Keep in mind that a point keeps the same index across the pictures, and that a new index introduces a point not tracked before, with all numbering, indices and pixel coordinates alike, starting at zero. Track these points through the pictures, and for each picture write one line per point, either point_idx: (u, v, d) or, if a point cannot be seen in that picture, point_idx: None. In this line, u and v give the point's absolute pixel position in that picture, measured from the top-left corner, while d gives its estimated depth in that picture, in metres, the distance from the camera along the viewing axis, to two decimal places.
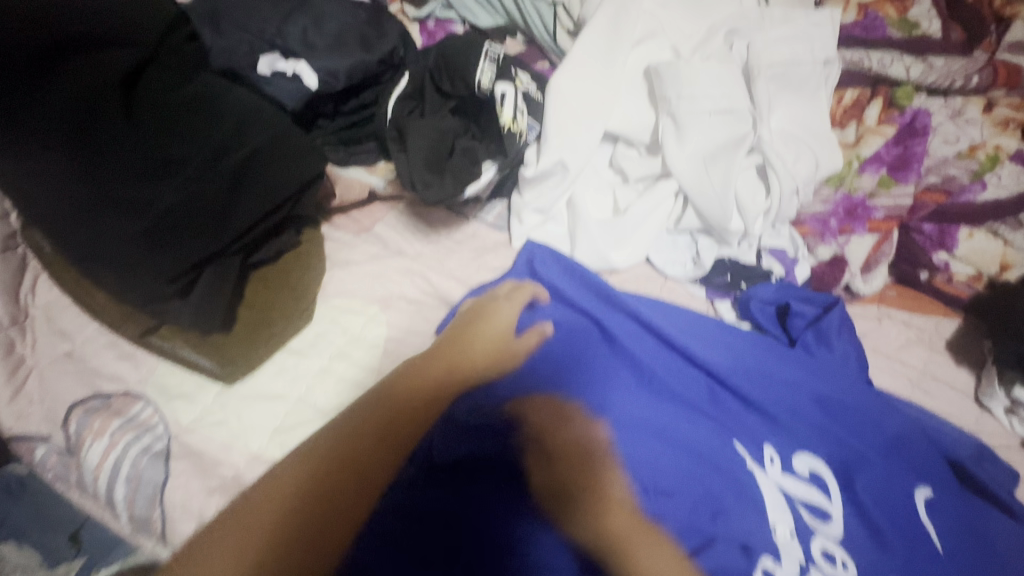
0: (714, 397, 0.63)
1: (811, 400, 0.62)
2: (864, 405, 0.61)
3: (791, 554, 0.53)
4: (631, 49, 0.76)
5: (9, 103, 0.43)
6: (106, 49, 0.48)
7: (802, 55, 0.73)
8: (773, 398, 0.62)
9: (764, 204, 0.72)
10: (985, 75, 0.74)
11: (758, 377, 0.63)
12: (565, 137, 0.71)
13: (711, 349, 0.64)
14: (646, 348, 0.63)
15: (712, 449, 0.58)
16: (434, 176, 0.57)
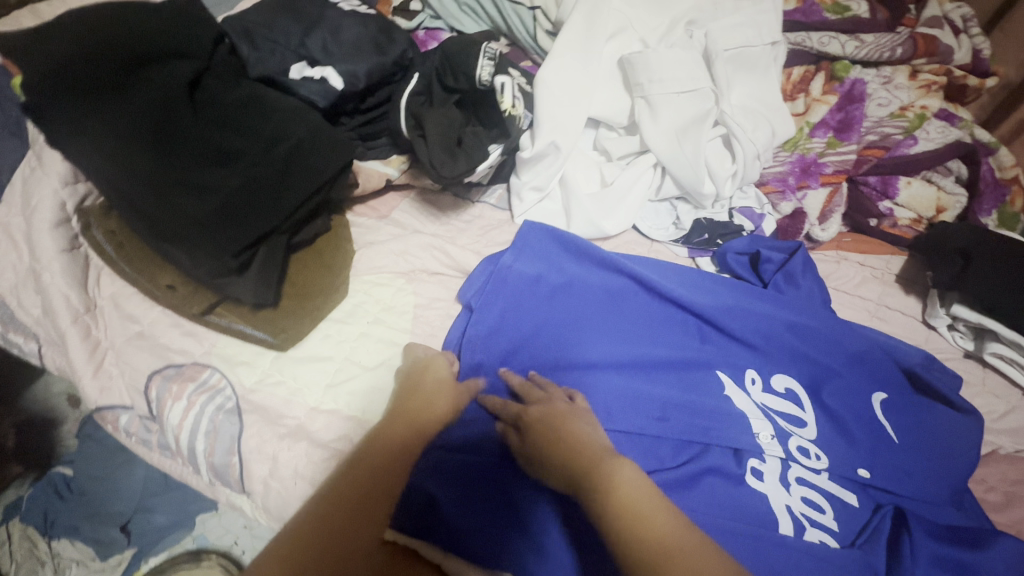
0: (702, 335, 0.71)
1: (784, 328, 0.71)
2: (829, 329, 0.71)
3: (773, 452, 0.62)
4: (606, 43, 0.86)
5: (104, 112, 0.57)
6: (172, 65, 0.61)
7: (752, 38, 0.85)
8: (752, 329, 0.71)
9: (731, 168, 0.83)
10: (908, 48, 0.87)
11: (738, 314, 0.71)
12: (555, 121, 0.80)
13: (696, 295, 0.72)
14: (638, 301, 0.72)
15: (698, 375, 0.67)
16: (449, 158, 0.67)
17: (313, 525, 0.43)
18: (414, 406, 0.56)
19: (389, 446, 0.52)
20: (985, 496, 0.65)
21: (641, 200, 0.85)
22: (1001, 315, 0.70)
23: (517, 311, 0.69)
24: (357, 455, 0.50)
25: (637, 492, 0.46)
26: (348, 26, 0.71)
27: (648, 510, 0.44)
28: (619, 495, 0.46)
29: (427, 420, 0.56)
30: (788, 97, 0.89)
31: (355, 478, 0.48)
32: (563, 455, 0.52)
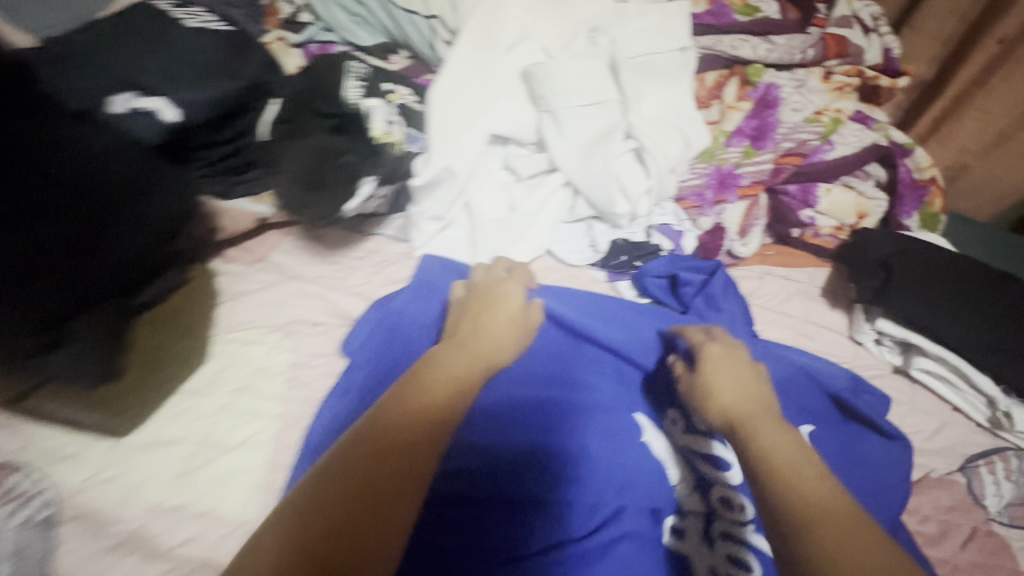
0: (620, 373, 0.64)
1: None
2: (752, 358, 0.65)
3: (689, 508, 0.55)
4: (506, 52, 0.78)
5: None
6: None
7: (659, 45, 0.79)
8: (674, 362, 0.63)
9: (645, 184, 0.77)
10: (819, 49, 0.84)
11: (663, 345, 0.64)
12: (450, 144, 0.73)
13: (611, 326, 0.65)
14: (547, 338, 0.64)
15: (612, 418, 0.59)
16: (314, 193, 0.60)
17: (390, 427, 0.41)
18: (489, 335, 0.53)
19: (414, 413, 0.42)
20: (919, 527, 0.61)
21: (552, 223, 0.80)
22: (924, 330, 0.67)
23: (403, 363, 0.58)
24: (425, 375, 0.46)
25: (783, 443, 0.45)
26: (189, 49, 0.61)
27: (799, 467, 0.43)
28: (770, 452, 0.44)
29: (493, 352, 0.51)
30: (702, 104, 0.84)
31: (420, 399, 0.43)
32: (719, 402, 0.51)
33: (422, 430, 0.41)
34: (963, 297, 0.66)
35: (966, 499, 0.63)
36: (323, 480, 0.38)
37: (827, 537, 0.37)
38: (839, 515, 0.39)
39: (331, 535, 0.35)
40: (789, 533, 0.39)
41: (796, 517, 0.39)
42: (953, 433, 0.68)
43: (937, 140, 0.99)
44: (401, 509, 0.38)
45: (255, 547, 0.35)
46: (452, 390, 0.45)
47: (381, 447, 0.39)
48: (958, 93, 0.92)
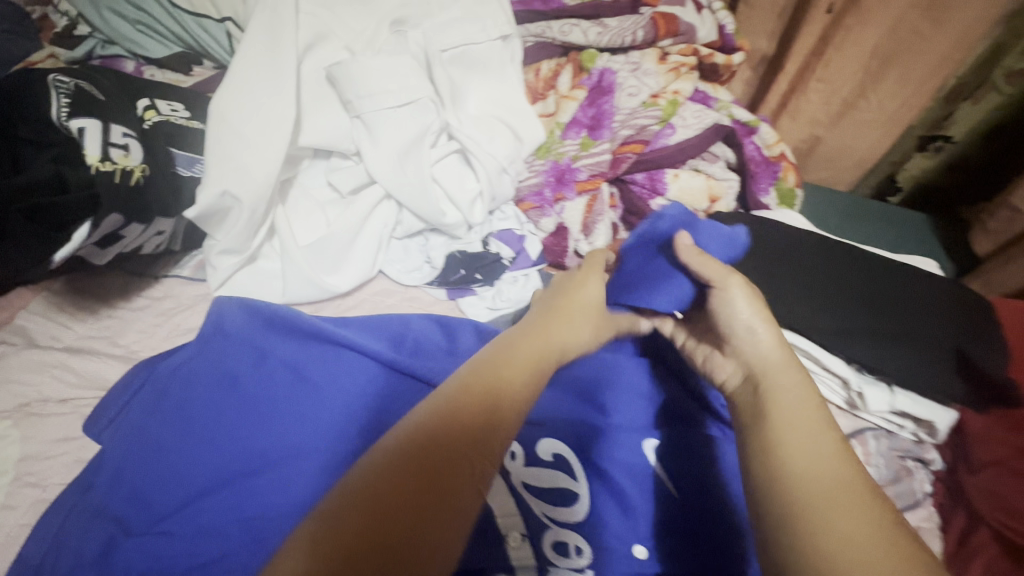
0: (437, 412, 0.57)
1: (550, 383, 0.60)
2: (605, 373, 0.61)
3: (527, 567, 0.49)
4: (304, 54, 0.68)
5: None
6: None
7: (474, 34, 0.72)
8: None
9: (475, 188, 0.70)
10: (649, 29, 0.78)
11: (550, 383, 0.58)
12: (229, 165, 0.61)
13: (427, 361, 0.60)
14: (359, 382, 0.56)
15: None
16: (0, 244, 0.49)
17: (466, 414, 0.40)
18: (555, 327, 0.50)
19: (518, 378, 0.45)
20: None
21: (378, 243, 0.70)
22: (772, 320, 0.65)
23: (179, 434, 0.51)
24: (497, 363, 0.45)
25: (802, 426, 0.39)
26: None
27: (803, 426, 0.39)
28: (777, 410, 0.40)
29: (569, 338, 0.51)
30: (539, 96, 0.79)
31: (507, 380, 0.43)
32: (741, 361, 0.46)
33: (500, 419, 0.41)
34: (803, 280, 0.65)
35: None
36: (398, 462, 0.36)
37: (815, 507, 0.33)
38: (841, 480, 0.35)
39: (406, 517, 0.33)
40: (778, 504, 0.35)
41: (795, 480, 0.35)
42: None
43: (789, 115, 0.98)
44: (463, 508, 0.36)
45: (319, 525, 0.32)
46: (522, 381, 0.44)
47: (449, 454, 0.37)
48: (800, 65, 0.90)
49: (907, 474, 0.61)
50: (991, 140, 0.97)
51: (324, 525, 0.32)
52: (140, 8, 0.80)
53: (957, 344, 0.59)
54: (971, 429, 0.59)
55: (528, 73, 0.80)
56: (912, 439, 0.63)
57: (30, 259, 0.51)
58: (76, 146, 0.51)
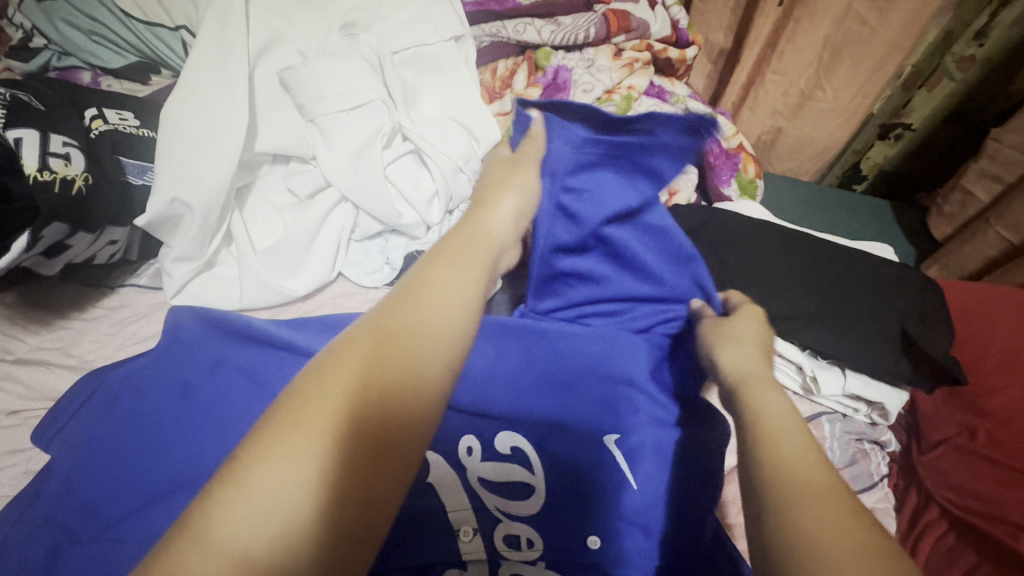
0: None
1: (520, 374, 0.57)
2: (577, 362, 0.57)
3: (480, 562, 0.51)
4: (255, 59, 0.69)
5: None
6: None
7: (426, 35, 0.73)
8: (480, 383, 0.56)
9: (431, 188, 0.71)
10: (601, 27, 0.79)
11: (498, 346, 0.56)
12: (180, 173, 0.62)
13: None
14: None
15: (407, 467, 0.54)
16: None
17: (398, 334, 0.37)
18: (479, 233, 0.50)
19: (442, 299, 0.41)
20: (735, 519, 0.57)
21: (336, 246, 0.70)
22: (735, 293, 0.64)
23: (129, 440, 0.51)
24: (428, 280, 0.42)
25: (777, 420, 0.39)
26: None
27: (789, 435, 0.38)
28: (765, 420, 0.39)
29: (490, 244, 0.51)
30: (496, 95, 0.80)
31: (446, 292, 0.41)
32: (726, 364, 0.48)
33: (441, 339, 0.39)
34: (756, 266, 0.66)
35: None
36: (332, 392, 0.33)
37: (808, 518, 0.31)
38: (834, 492, 0.33)
39: (355, 451, 0.31)
40: (770, 513, 0.32)
41: (786, 488, 0.33)
42: None
43: (749, 107, 1.00)
44: (416, 432, 0.35)
45: (252, 468, 0.30)
46: (462, 298, 0.42)
47: (376, 396, 0.34)
48: (756, 59, 0.92)
49: (863, 457, 0.62)
50: (949, 126, 0.98)
51: (258, 468, 0.29)
52: (93, 18, 0.79)
53: (901, 323, 0.60)
54: (921, 409, 0.63)
55: (485, 73, 0.82)
56: (866, 422, 0.64)
57: None
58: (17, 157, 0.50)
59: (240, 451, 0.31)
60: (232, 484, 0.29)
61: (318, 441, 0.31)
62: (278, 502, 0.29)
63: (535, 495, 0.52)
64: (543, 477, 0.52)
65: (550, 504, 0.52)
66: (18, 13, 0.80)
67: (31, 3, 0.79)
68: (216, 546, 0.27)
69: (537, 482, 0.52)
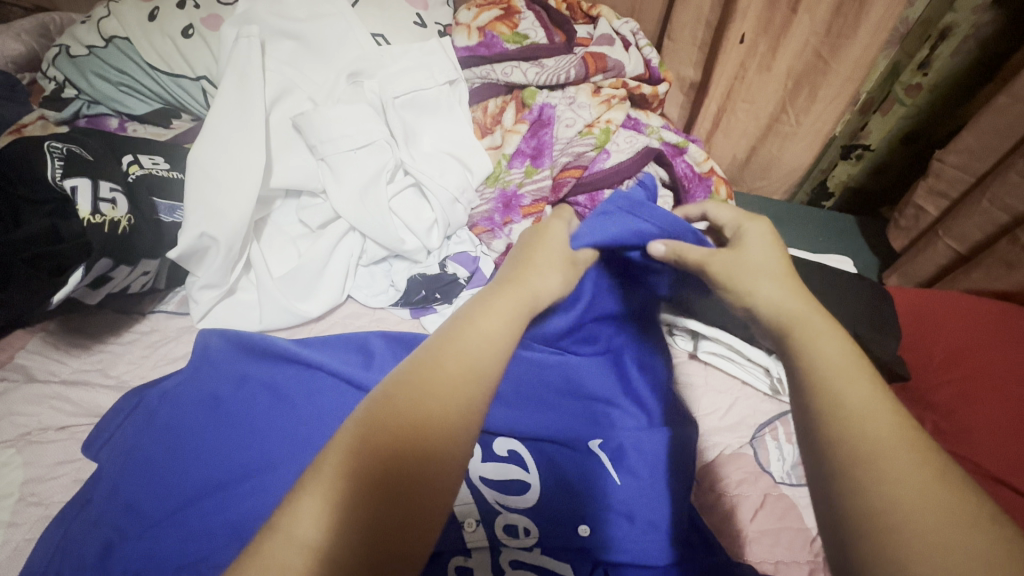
0: None
1: (510, 390, 0.64)
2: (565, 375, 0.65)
3: (482, 549, 0.56)
4: (271, 105, 0.77)
5: None
6: None
7: (423, 81, 0.82)
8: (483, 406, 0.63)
9: (431, 217, 0.79)
10: (580, 68, 0.87)
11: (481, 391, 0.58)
12: (206, 210, 0.69)
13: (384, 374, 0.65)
14: (331, 401, 0.62)
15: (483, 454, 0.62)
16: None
17: (425, 388, 0.39)
18: (519, 282, 0.51)
19: (494, 336, 0.45)
20: (713, 508, 0.63)
21: (346, 271, 0.77)
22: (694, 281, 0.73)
23: (170, 449, 0.57)
24: (464, 327, 0.45)
25: (847, 369, 0.37)
26: None
27: (851, 382, 0.36)
28: (824, 367, 0.38)
29: (535, 293, 0.51)
30: (487, 131, 0.89)
31: (474, 342, 0.43)
32: (766, 297, 0.44)
33: (471, 393, 0.41)
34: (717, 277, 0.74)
35: (756, 470, 0.66)
36: (361, 446, 0.36)
37: (889, 476, 0.31)
38: (908, 443, 0.33)
39: (393, 473, 0.36)
40: (842, 474, 0.33)
41: (856, 445, 0.33)
42: (744, 406, 0.72)
43: (721, 133, 1.09)
44: (445, 483, 0.37)
45: (298, 507, 0.35)
46: (494, 344, 0.44)
47: (423, 423, 0.38)
48: (724, 90, 1.00)
49: None
50: (905, 146, 1.07)
51: (321, 482, 0.35)
52: (121, 71, 0.87)
53: (852, 329, 0.68)
54: None
55: (477, 111, 0.90)
56: None
57: (30, 300, 0.57)
58: (71, 202, 0.59)
59: (314, 466, 0.37)
60: (287, 513, 0.35)
61: (372, 461, 0.36)
62: (327, 509, 0.34)
63: (532, 492, 0.59)
64: (542, 479, 0.59)
65: (545, 497, 0.58)
66: (52, 67, 0.89)
67: (67, 60, 0.88)
68: (281, 544, 0.33)
69: (533, 478, 0.59)
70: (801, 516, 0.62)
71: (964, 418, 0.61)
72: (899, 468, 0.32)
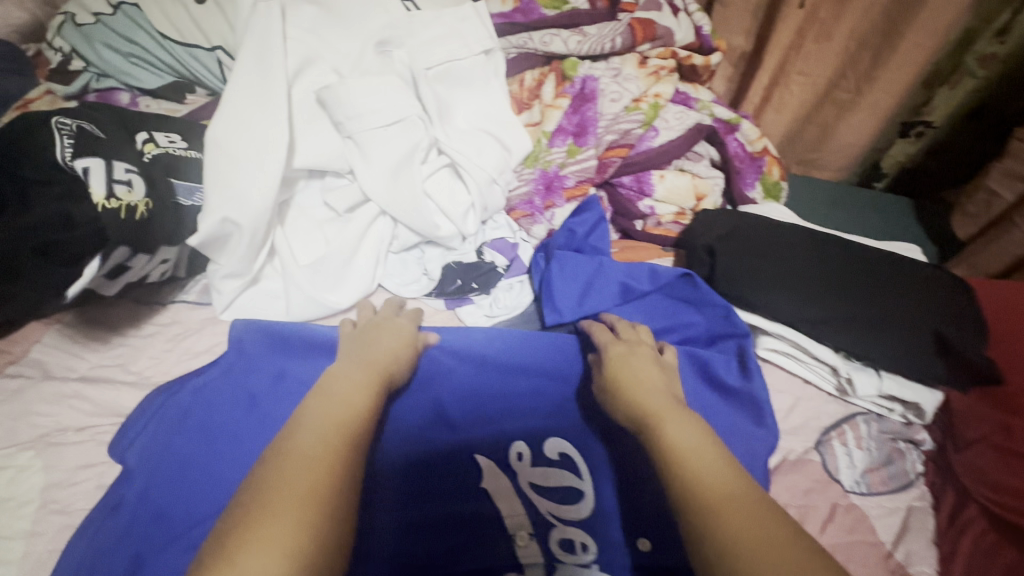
0: (505, 376, 0.63)
1: (554, 381, 0.63)
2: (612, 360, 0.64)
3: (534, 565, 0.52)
4: (293, 78, 0.70)
5: None
6: None
7: (457, 51, 0.75)
8: (530, 396, 0.62)
9: (467, 200, 0.73)
10: (627, 36, 0.80)
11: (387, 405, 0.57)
12: (225, 193, 0.63)
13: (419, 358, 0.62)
14: None
15: (533, 434, 0.59)
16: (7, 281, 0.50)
17: (298, 449, 0.40)
18: (371, 356, 0.55)
19: (348, 394, 0.47)
20: None
21: (376, 259, 0.72)
22: (744, 274, 0.67)
23: (203, 451, 0.54)
24: (313, 399, 0.46)
25: (693, 441, 0.43)
26: None
27: (694, 450, 0.42)
28: (672, 444, 0.43)
29: (385, 367, 0.54)
30: (525, 106, 0.81)
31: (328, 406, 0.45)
32: (633, 399, 0.51)
33: (335, 441, 0.42)
34: (768, 268, 0.67)
35: (824, 479, 0.61)
36: (249, 503, 0.36)
37: (725, 525, 0.36)
38: (743, 495, 0.37)
39: (302, 522, 0.35)
40: (695, 529, 0.37)
41: (706, 498, 0.38)
42: (808, 407, 0.67)
43: (772, 108, 1.01)
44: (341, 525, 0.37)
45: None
46: (349, 402, 0.46)
47: (308, 473, 0.38)
48: (778, 61, 0.92)
49: (899, 455, 0.64)
50: (970, 124, 0.99)
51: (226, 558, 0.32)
52: (132, 41, 0.81)
53: (936, 327, 0.62)
54: (955, 409, 0.64)
55: (512, 84, 0.82)
56: (901, 422, 0.66)
57: (39, 293, 0.53)
58: (83, 184, 0.54)
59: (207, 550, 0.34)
60: None
61: (262, 517, 0.34)
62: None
63: (587, 502, 0.55)
64: (604, 489, 0.55)
65: (601, 509, 0.54)
66: (58, 38, 0.83)
67: (73, 29, 0.81)
68: None
69: (588, 487, 0.56)
70: (874, 528, 0.58)
71: None
72: (736, 515, 0.36)
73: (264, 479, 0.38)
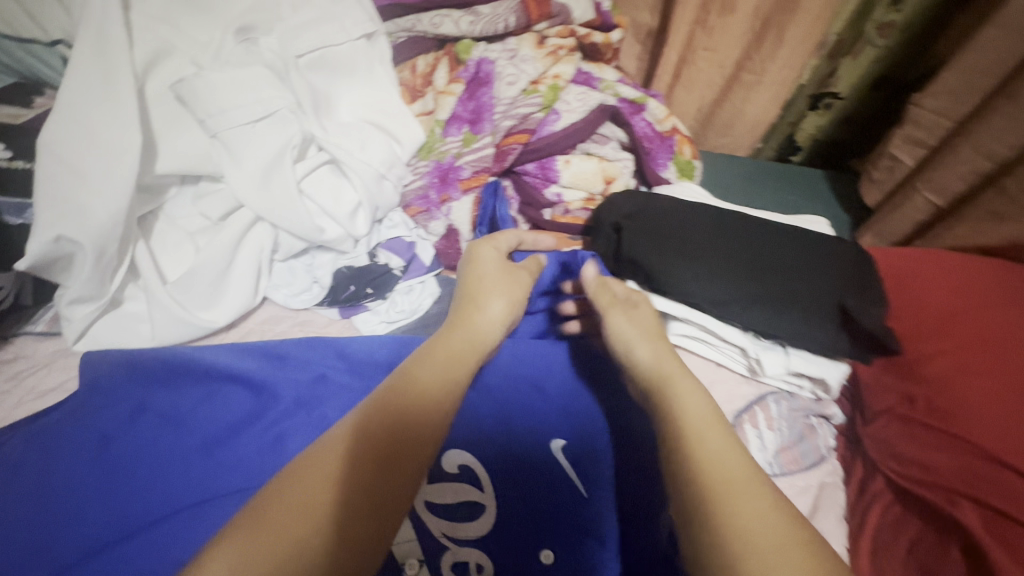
0: None
1: None
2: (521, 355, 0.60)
3: None
4: (143, 71, 0.62)
5: None
6: None
7: (333, 36, 0.69)
8: None
9: (353, 198, 0.68)
10: (521, 14, 0.75)
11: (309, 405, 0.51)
12: (64, 206, 0.56)
13: (290, 376, 0.57)
14: (250, 438, 0.54)
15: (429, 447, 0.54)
16: None
17: (374, 434, 0.39)
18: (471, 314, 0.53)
19: (441, 376, 0.45)
20: None
21: (257, 269, 0.65)
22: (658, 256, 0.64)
23: (41, 505, 0.48)
24: (411, 374, 0.45)
25: (708, 421, 0.41)
26: None
27: (707, 428, 0.40)
28: (688, 414, 0.42)
29: (482, 332, 0.52)
30: (418, 94, 0.77)
31: (432, 390, 0.44)
32: (642, 356, 0.49)
33: (418, 435, 0.40)
34: (674, 250, 0.64)
35: None
36: (292, 494, 0.34)
37: (737, 514, 0.34)
38: (755, 485, 0.36)
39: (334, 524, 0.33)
40: (704, 509, 0.35)
41: (717, 485, 0.36)
42: (720, 392, 0.65)
43: (683, 86, 0.99)
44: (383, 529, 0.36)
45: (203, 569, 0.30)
46: (443, 389, 0.44)
47: (360, 475, 0.36)
48: (684, 38, 0.90)
49: (810, 432, 0.63)
50: (874, 92, 1.00)
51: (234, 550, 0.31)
52: None
53: (840, 300, 0.61)
54: (863, 381, 0.64)
55: (404, 71, 0.78)
56: (811, 397, 0.65)
57: None
58: None
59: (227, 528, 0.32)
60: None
61: (293, 513, 0.33)
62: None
63: (486, 518, 0.51)
64: (502, 501, 0.52)
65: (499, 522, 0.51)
66: None
67: None
68: None
69: (492, 500, 0.52)
70: None
71: (959, 391, 0.55)
72: (748, 508, 0.35)
73: (311, 467, 0.36)
